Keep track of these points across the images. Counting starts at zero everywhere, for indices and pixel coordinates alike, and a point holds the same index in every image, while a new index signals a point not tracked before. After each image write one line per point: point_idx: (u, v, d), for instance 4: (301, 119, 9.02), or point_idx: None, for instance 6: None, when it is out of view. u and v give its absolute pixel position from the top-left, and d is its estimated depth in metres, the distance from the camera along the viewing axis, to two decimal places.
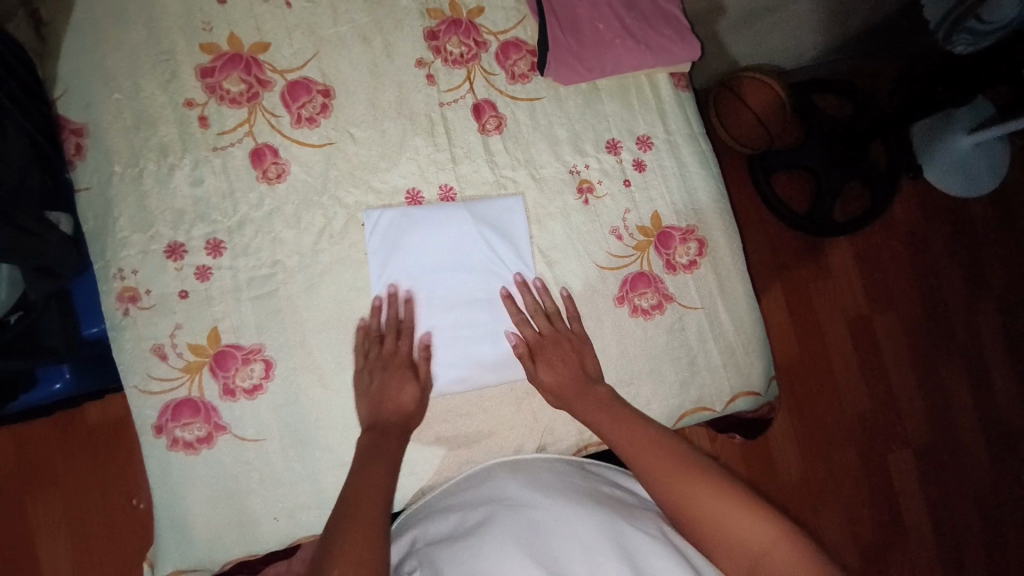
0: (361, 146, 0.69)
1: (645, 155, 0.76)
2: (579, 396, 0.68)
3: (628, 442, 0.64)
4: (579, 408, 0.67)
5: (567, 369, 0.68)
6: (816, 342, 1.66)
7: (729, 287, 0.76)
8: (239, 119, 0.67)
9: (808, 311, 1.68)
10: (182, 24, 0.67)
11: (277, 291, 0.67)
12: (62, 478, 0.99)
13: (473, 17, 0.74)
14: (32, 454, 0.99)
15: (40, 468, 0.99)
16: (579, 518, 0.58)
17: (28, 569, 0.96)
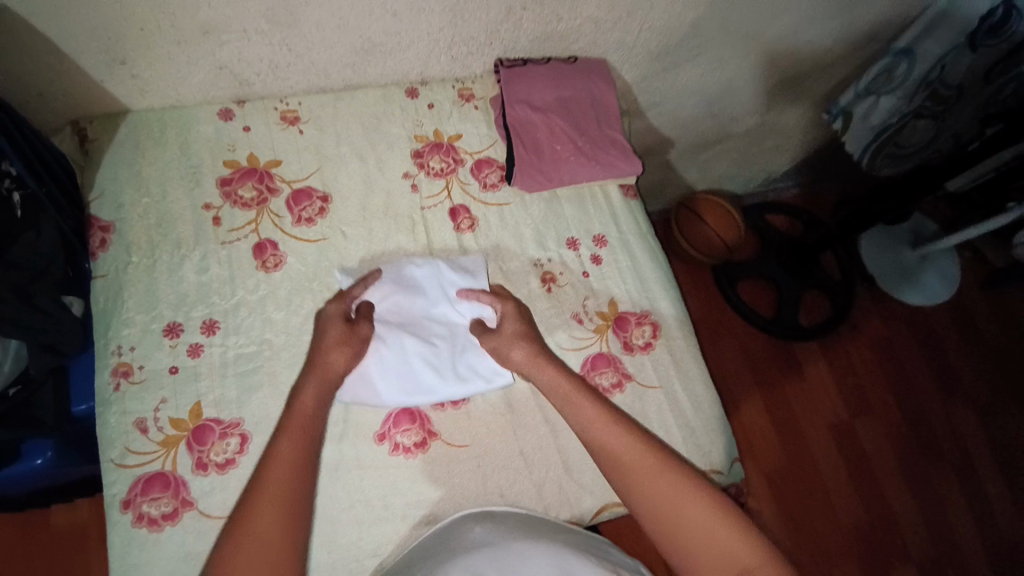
0: (350, 242, 0.80)
1: (601, 251, 0.87)
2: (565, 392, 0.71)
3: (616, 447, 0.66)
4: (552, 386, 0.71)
5: (535, 347, 0.74)
6: (798, 448, 1.65)
7: (682, 367, 0.81)
8: (247, 218, 0.78)
9: (788, 417, 1.69)
10: (210, 145, 0.81)
11: (261, 367, 0.72)
12: None
13: (452, 141, 0.90)
14: None
15: None
16: (535, 557, 0.57)
17: None
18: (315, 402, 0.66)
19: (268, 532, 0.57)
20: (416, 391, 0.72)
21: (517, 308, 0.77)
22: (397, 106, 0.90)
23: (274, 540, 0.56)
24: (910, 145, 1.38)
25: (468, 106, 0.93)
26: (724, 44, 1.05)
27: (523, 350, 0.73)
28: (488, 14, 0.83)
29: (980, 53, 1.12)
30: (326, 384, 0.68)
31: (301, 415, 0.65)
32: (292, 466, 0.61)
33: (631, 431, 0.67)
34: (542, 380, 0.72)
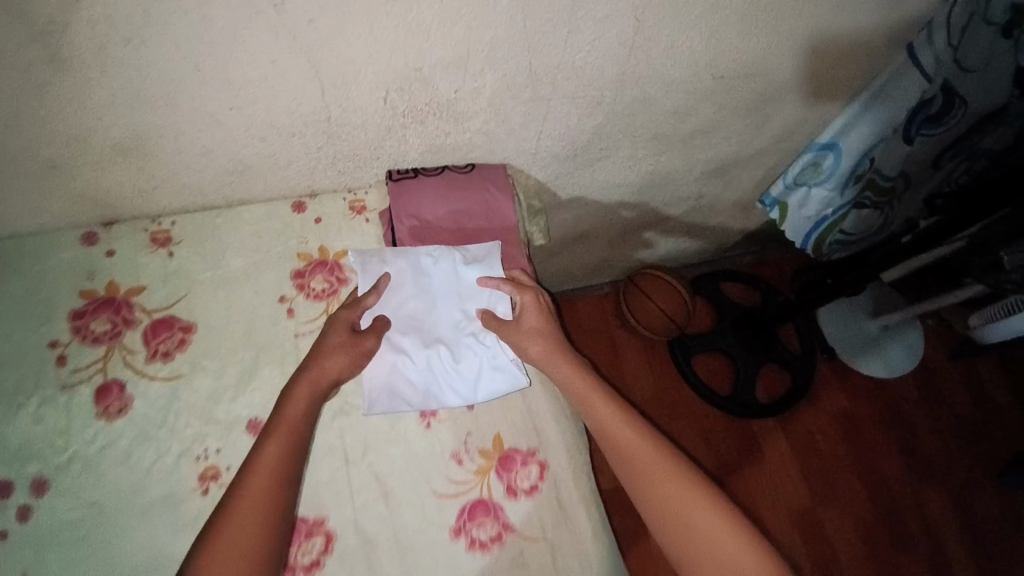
0: (207, 377, 0.75)
1: (488, 376, 0.79)
2: (584, 391, 0.77)
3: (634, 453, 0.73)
4: (572, 384, 0.78)
5: (552, 341, 0.79)
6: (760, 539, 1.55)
7: (571, 514, 0.74)
8: (96, 355, 0.74)
9: (750, 506, 1.59)
10: (67, 273, 0.78)
11: (88, 537, 0.66)
12: None
13: (338, 257, 0.86)
14: None
15: None
16: None
17: None
18: (304, 411, 0.69)
19: (244, 546, 0.60)
20: (431, 396, 0.76)
21: (538, 300, 0.81)
22: (280, 221, 0.87)
23: (259, 526, 0.61)
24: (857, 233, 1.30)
25: (358, 218, 0.89)
26: (634, 145, 1.03)
27: (539, 346, 0.78)
28: (366, 134, 0.81)
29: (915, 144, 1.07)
30: (314, 395, 0.70)
31: (289, 425, 0.67)
32: (275, 478, 0.64)
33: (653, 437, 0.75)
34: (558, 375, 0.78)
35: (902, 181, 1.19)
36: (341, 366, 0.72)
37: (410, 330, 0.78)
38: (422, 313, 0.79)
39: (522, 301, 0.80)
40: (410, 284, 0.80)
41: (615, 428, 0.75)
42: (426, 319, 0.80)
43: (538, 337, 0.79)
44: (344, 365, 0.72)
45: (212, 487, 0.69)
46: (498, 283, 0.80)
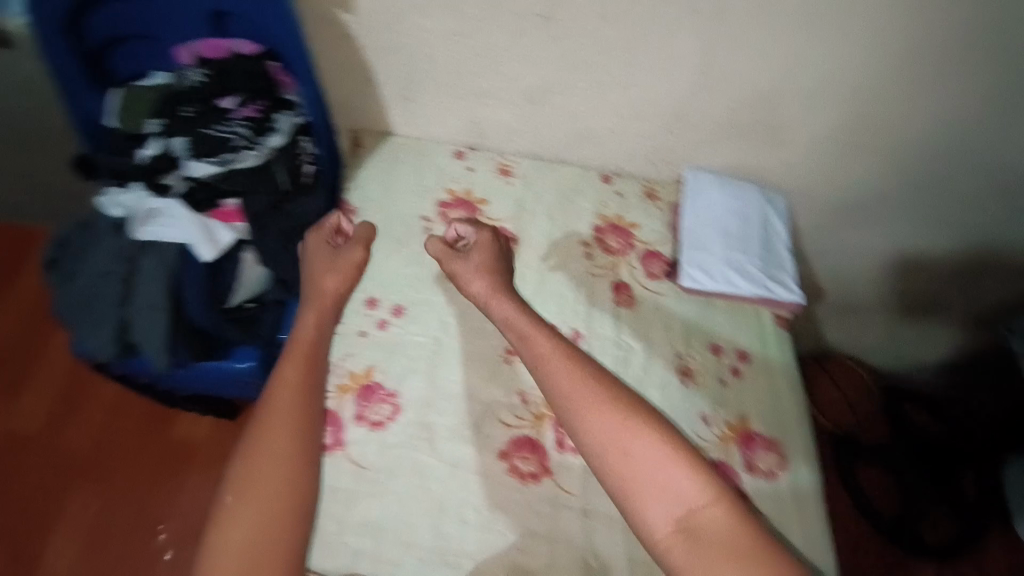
0: (527, 286, 0.94)
1: (742, 365, 0.92)
2: (577, 386, 0.75)
3: (608, 436, 0.71)
4: (542, 355, 0.78)
5: (497, 279, 0.86)
6: None
7: (803, 504, 0.81)
8: (452, 237, 0.96)
9: None
10: (440, 173, 1.01)
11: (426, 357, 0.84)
12: (114, 479, 1.33)
13: (630, 227, 1.02)
14: (105, 451, 1.36)
15: (101, 465, 1.34)
16: None
17: (67, 534, 1.27)
18: (299, 371, 0.77)
19: (266, 538, 0.65)
20: (725, 282, 0.95)
21: (484, 240, 0.90)
22: (591, 187, 1.04)
23: (292, 454, 0.72)
24: None
25: (651, 203, 1.05)
26: (899, 218, 1.10)
27: (484, 284, 0.85)
28: (698, 135, 0.96)
29: None
30: (304, 355, 0.78)
31: (303, 344, 0.79)
32: (294, 402, 0.75)
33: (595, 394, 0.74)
34: (499, 314, 0.83)
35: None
36: (312, 363, 0.79)
37: (717, 232, 0.98)
38: (733, 225, 0.98)
39: (475, 236, 0.91)
40: (725, 201, 1.00)
41: (556, 372, 0.76)
42: (735, 228, 0.98)
43: (484, 263, 0.88)
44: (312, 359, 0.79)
45: (514, 360, 0.86)
46: (782, 226, 1.00)
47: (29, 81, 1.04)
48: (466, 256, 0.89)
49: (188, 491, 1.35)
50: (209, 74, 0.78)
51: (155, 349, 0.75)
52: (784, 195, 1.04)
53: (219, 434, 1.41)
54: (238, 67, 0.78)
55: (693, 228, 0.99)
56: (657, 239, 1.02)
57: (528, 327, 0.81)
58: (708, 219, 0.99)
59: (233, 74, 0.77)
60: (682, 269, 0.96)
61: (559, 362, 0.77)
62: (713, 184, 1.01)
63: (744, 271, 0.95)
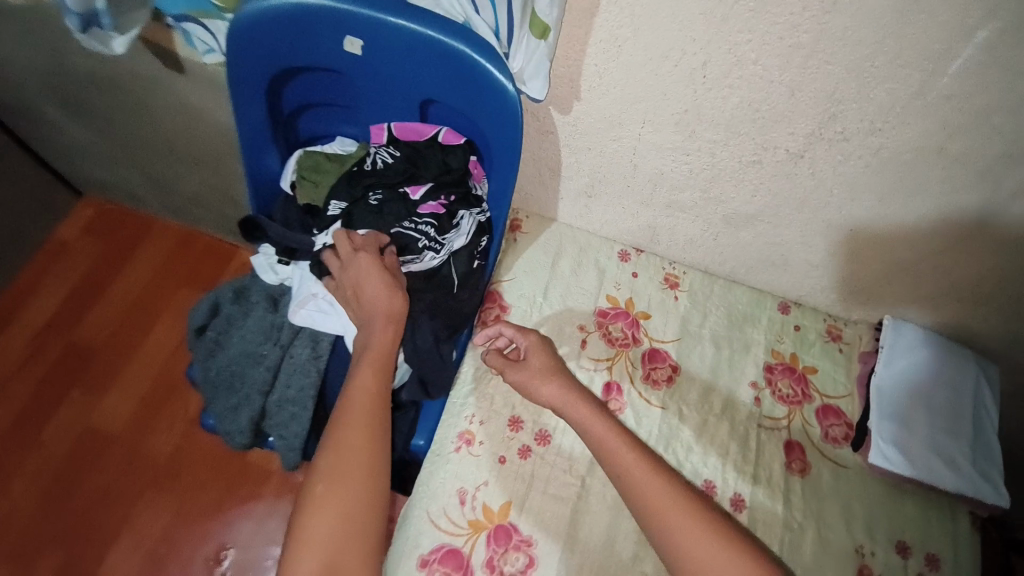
0: (687, 425, 0.82)
1: (933, 575, 0.76)
2: (615, 450, 0.65)
3: (671, 518, 0.59)
4: (600, 435, 0.67)
5: (566, 379, 0.73)
6: None
7: None
8: (608, 354, 0.85)
9: None
10: (601, 273, 0.92)
11: (569, 500, 0.74)
12: (186, 496, 1.31)
13: (806, 372, 0.89)
14: (183, 465, 1.34)
15: (176, 479, 1.33)
16: None
17: (135, 545, 1.26)
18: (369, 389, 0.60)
19: None
20: (924, 467, 0.79)
21: (535, 342, 0.77)
22: (765, 314, 0.93)
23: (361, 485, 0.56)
24: None
25: (833, 346, 0.91)
26: None
27: (557, 387, 0.72)
28: (918, 288, 0.83)
29: None
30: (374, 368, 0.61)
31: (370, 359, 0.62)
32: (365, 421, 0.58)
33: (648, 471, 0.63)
34: (577, 417, 0.69)
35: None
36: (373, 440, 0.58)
37: (918, 401, 0.83)
38: (938, 396, 0.83)
39: (526, 342, 0.77)
40: (930, 364, 0.85)
41: (610, 454, 0.65)
42: (941, 401, 0.83)
43: (548, 368, 0.74)
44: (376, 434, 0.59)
45: None
46: (994, 408, 0.84)
47: (200, 109, 1.04)
48: (524, 361, 0.76)
49: (256, 520, 1.31)
50: (400, 159, 0.72)
51: (289, 445, 0.68)
52: (1000, 367, 0.87)
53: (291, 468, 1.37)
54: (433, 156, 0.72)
55: (889, 389, 0.83)
56: (837, 391, 0.88)
57: (584, 419, 0.69)
58: (907, 382, 0.84)
59: (427, 164, 0.72)
60: (874, 439, 0.80)
61: (611, 438, 0.66)
62: (915, 342, 0.86)
63: (948, 457, 0.80)
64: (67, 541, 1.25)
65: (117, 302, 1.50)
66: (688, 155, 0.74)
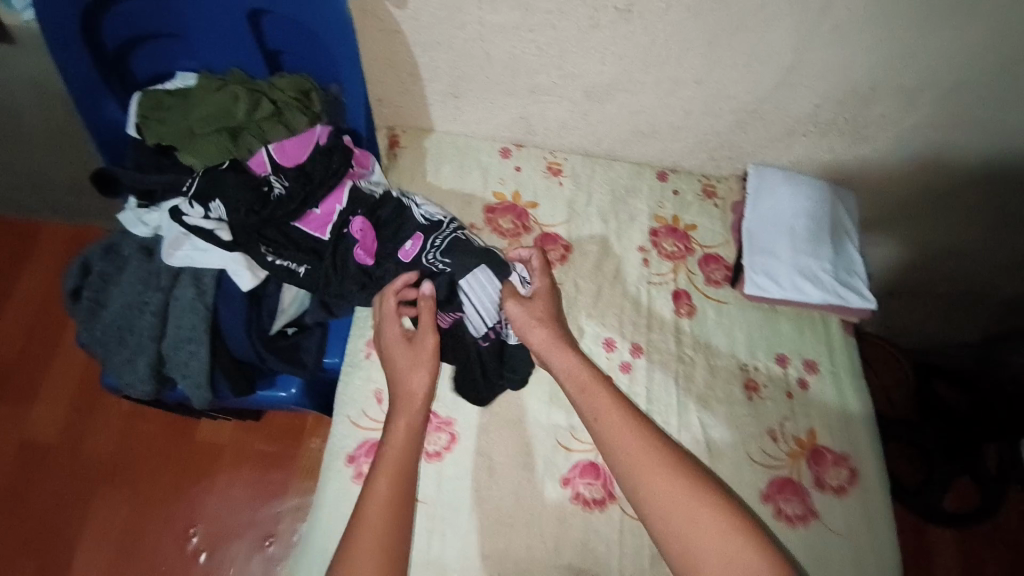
0: (584, 296, 0.88)
1: (810, 377, 0.86)
2: (615, 421, 0.69)
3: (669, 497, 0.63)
4: (606, 417, 0.69)
5: (556, 328, 0.75)
6: None
7: (874, 523, 0.78)
8: (502, 245, 0.90)
9: None
10: (486, 174, 0.95)
11: None
12: (144, 486, 1.32)
13: (688, 229, 0.96)
14: (133, 457, 1.34)
15: (129, 472, 1.33)
16: None
17: (103, 543, 1.26)
18: (392, 473, 0.66)
19: None
20: (793, 289, 0.88)
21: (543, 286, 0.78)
22: (645, 185, 0.98)
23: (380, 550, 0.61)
24: None
25: (709, 202, 0.98)
26: (966, 212, 1.04)
27: (544, 333, 0.74)
28: (772, 132, 0.90)
29: None
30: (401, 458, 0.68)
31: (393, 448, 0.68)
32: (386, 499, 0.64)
33: (653, 452, 0.66)
34: (560, 365, 0.73)
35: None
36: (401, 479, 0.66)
37: (783, 233, 0.91)
38: (801, 226, 0.92)
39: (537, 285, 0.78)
40: (792, 199, 0.93)
41: (613, 430, 0.68)
42: (804, 229, 0.91)
43: (545, 321, 0.75)
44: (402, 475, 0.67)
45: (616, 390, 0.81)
46: (852, 226, 0.93)
47: (37, 79, 0.97)
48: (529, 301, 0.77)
49: (218, 491, 1.33)
50: (293, 172, 0.74)
51: (196, 383, 0.71)
52: (855, 192, 0.97)
53: (243, 434, 1.39)
54: (322, 169, 0.74)
55: (757, 229, 0.92)
56: (717, 240, 0.96)
57: (585, 386, 0.71)
58: (773, 219, 0.92)
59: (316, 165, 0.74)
60: (747, 275, 0.89)
61: (612, 415, 0.69)
62: (778, 181, 0.94)
63: (814, 275, 0.89)
64: (29, 548, 1.25)
65: (17, 314, 1.43)
66: (531, 32, 0.76)
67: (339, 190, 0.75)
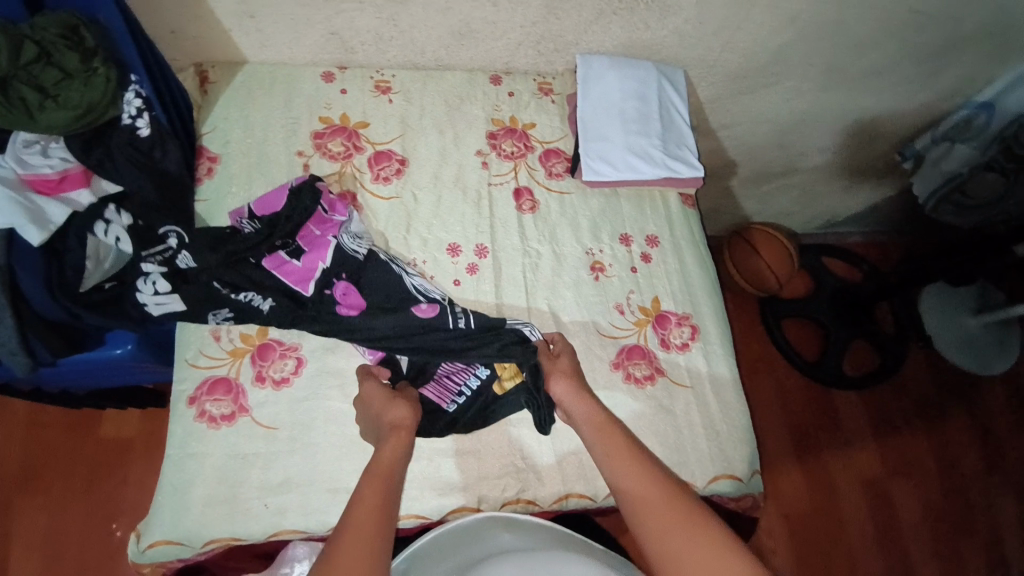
0: (424, 207, 0.88)
1: (652, 251, 0.90)
2: (614, 444, 0.65)
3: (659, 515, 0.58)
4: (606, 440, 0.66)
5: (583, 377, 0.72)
6: (830, 515, 1.47)
7: (718, 373, 0.83)
8: (333, 169, 0.87)
9: (824, 480, 1.51)
10: (309, 100, 0.91)
11: None
12: (51, 495, 1.20)
13: (526, 128, 0.96)
14: (31, 470, 1.21)
15: (31, 483, 1.20)
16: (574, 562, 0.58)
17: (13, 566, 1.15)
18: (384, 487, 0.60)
19: None
20: (627, 169, 0.90)
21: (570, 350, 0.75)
22: (480, 90, 0.97)
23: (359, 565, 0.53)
24: (976, 195, 1.30)
25: (545, 99, 0.98)
26: (799, 74, 1.08)
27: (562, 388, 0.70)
28: (585, 14, 0.89)
29: None
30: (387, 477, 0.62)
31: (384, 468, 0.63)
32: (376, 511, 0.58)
33: (648, 473, 0.62)
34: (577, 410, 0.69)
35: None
36: (391, 491, 0.60)
37: (612, 116, 0.93)
38: (630, 109, 0.93)
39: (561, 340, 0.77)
40: (618, 82, 0.94)
41: (610, 449, 0.65)
42: (632, 111, 0.93)
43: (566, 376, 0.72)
44: (392, 485, 0.61)
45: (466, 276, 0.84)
46: (678, 103, 0.96)
47: None
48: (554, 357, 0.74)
49: (136, 484, 1.24)
50: (266, 220, 0.79)
51: (10, 351, 0.68)
52: (680, 70, 1.00)
53: (153, 420, 1.29)
54: (291, 210, 0.79)
55: (589, 116, 0.92)
56: (555, 135, 0.96)
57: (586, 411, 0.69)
58: (603, 104, 0.93)
59: (287, 219, 0.78)
60: (583, 162, 0.90)
61: (611, 435, 0.66)
62: (604, 66, 0.95)
63: (645, 153, 0.91)
64: None
65: None
66: None
67: (322, 249, 0.78)
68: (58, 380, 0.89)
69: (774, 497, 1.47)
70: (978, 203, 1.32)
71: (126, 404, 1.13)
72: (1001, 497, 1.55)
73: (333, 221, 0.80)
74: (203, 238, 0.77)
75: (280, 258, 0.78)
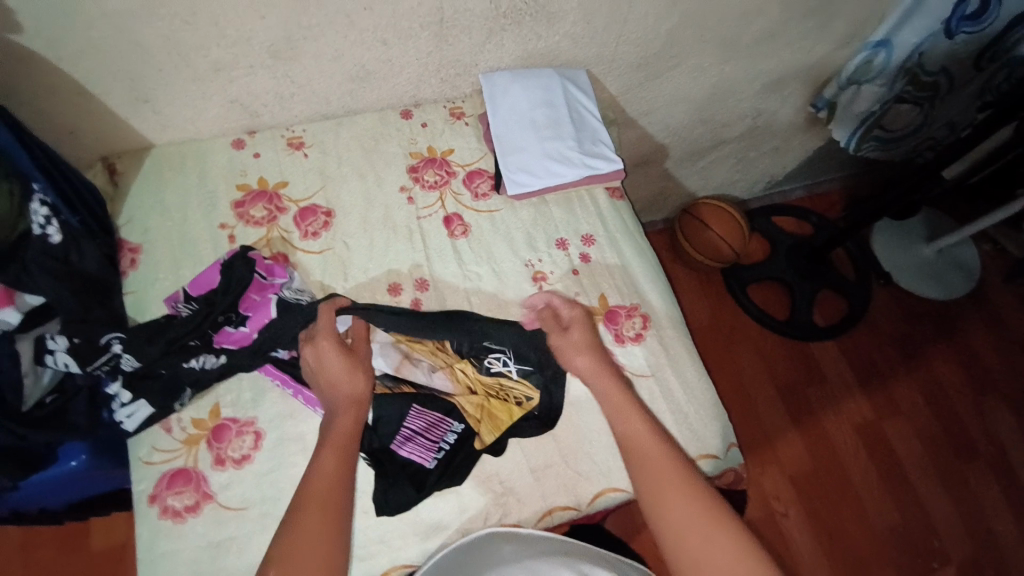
0: (358, 253, 0.87)
1: (589, 250, 0.91)
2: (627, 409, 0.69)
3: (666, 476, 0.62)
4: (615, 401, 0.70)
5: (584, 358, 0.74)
6: (831, 465, 1.48)
7: (676, 356, 0.84)
8: (259, 235, 0.87)
9: (818, 432, 1.52)
10: (224, 171, 0.91)
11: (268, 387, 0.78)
12: None
13: (445, 155, 0.96)
14: None
15: None
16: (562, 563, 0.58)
17: None
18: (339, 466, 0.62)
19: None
20: (548, 175, 0.92)
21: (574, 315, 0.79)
22: (392, 128, 0.98)
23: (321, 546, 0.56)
24: (895, 128, 1.35)
25: (459, 123, 0.99)
26: (699, 51, 1.11)
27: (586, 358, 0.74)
28: (475, 36, 0.91)
29: (955, 41, 1.13)
30: (342, 450, 0.64)
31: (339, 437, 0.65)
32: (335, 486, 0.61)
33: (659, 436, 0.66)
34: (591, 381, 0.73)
35: (943, 78, 1.22)
36: (347, 459, 0.64)
37: (525, 127, 0.94)
38: (540, 116, 0.95)
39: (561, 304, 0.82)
40: (523, 94, 0.96)
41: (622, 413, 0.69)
42: (543, 118, 0.95)
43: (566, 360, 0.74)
44: (349, 456, 0.64)
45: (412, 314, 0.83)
46: (586, 103, 0.98)
47: None
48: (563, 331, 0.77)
49: None
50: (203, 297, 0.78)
51: None
52: (581, 72, 1.02)
53: None
54: (225, 281, 0.78)
55: (502, 132, 0.94)
56: (475, 156, 0.97)
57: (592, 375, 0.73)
58: (513, 117, 0.95)
59: (222, 289, 0.77)
60: (505, 177, 0.91)
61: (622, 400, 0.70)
62: (507, 82, 0.96)
63: (563, 156, 0.93)
64: None
65: None
66: (164, 7, 0.72)
67: (265, 309, 0.77)
68: (22, 503, 0.86)
69: (777, 462, 1.47)
70: (899, 134, 1.37)
71: (105, 514, 1.10)
72: (990, 413, 1.58)
73: (274, 283, 0.80)
74: (144, 331, 0.74)
75: (227, 331, 0.77)
